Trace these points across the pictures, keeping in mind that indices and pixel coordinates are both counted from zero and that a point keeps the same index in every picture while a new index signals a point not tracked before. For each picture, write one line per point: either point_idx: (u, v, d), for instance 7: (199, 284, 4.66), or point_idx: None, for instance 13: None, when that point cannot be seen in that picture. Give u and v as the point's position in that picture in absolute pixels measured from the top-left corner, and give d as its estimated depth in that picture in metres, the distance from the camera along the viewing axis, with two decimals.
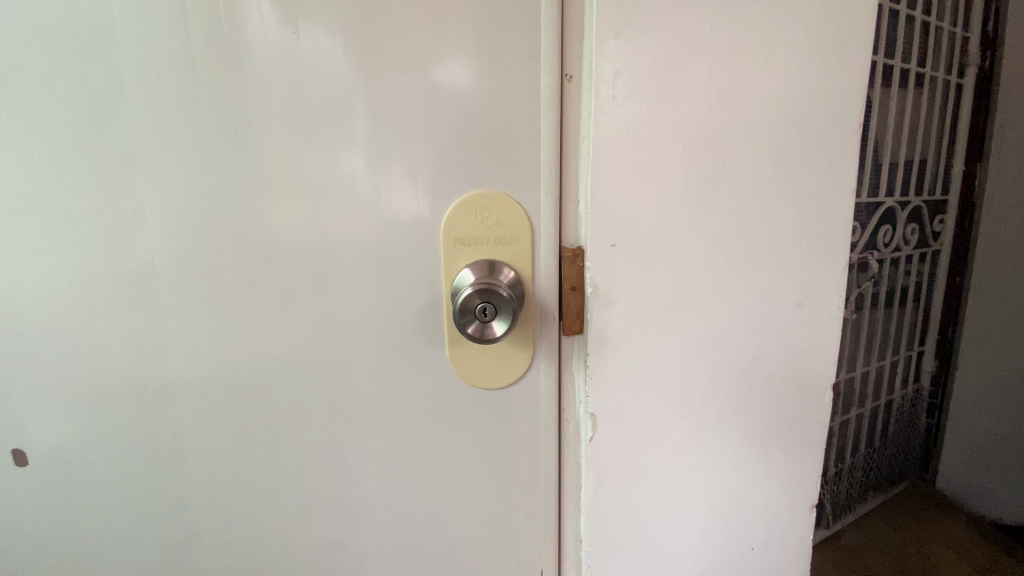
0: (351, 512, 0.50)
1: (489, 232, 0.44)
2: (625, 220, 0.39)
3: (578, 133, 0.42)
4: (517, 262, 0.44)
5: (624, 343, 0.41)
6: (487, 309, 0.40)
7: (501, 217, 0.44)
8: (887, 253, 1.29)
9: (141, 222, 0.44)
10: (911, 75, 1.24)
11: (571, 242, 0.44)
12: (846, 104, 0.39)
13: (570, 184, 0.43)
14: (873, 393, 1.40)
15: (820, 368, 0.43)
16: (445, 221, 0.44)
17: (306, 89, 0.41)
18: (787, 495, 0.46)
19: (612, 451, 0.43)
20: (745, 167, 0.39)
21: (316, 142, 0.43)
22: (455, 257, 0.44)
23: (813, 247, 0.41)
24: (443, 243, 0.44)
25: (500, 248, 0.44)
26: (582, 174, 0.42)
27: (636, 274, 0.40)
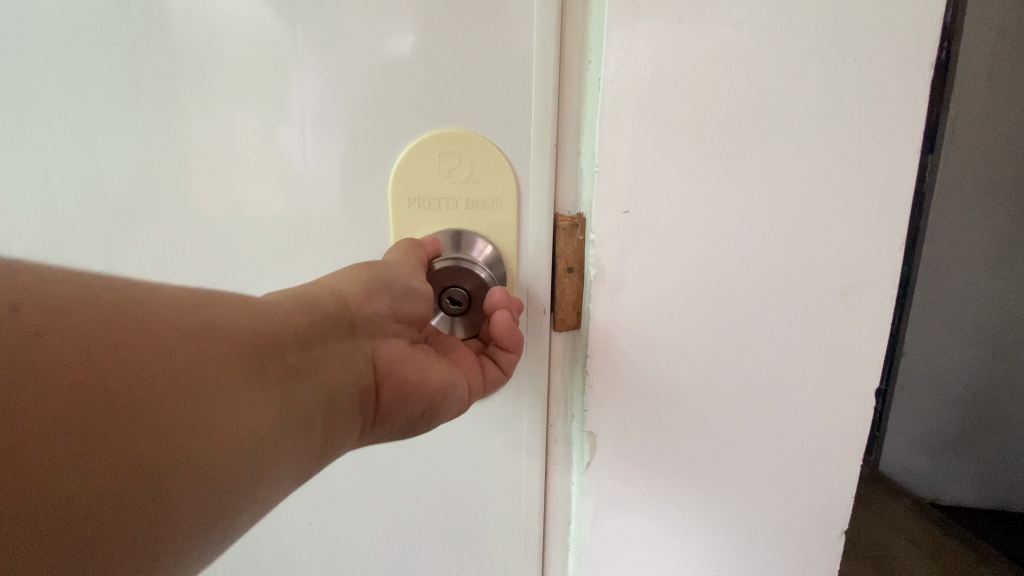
0: (283, 538, 0.41)
1: (460, 191, 0.34)
2: (642, 177, 0.31)
3: (582, 58, 0.32)
4: (494, 234, 0.35)
5: (636, 337, 0.33)
6: (461, 294, 0.34)
7: (474, 171, 0.34)
8: None
9: (40, 203, 0.37)
10: None
11: (567, 209, 0.35)
12: (919, 34, 0.29)
13: (568, 129, 0.33)
14: None
15: (865, 373, 0.34)
16: (398, 173, 0.34)
17: (245, 64, 0.33)
18: (813, 524, 0.38)
19: (613, 470, 0.36)
20: (794, 112, 0.30)
21: (257, 123, 0.34)
22: (413, 222, 0.35)
23: (866, 221, 0.32)
24: (394, 205, 0.35)
25: (472, 213, 0.34)
26: (587, 114, 0.32)
27: (651, 248, 0.31)
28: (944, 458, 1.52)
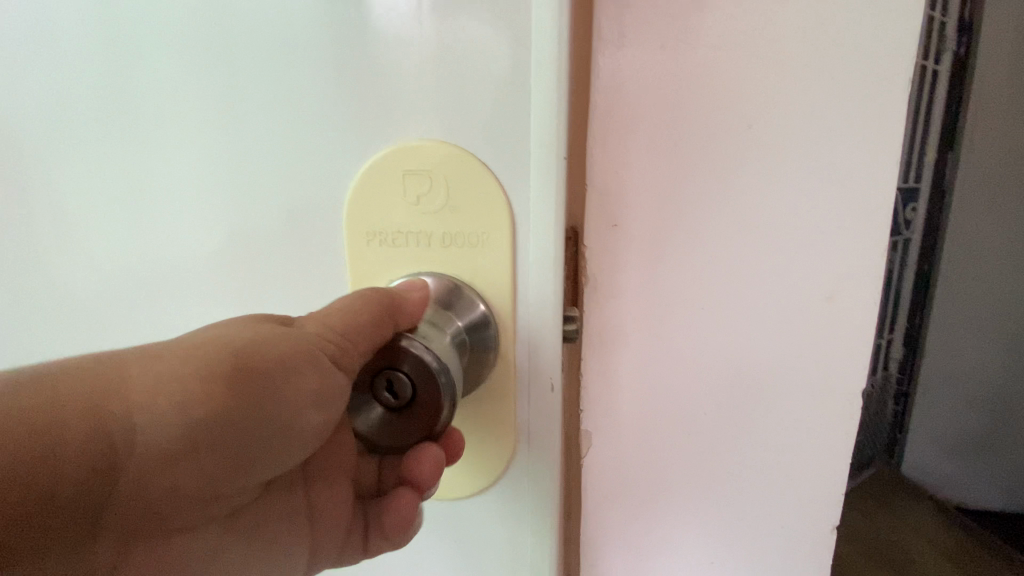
0: None
1: (436, 225, 0.29)
2: (630, 192, 0.33)
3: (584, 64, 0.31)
4: (480, 273, 0.29)
5: (627, 341, 0.35)
6: (403, 383, 0.25)
7: (452, 198, 0.28)
8: None
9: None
10: None
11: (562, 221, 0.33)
12: (899, 50, 0.31)
13: None
14: None
15: (849, 374, 0.36)
16: (356, 205, 0.29)
17: (226, 98, 0.29)
18: (801, 522, 0.39)
19: (608, 466, 0.38)
20: (773, 128, 0.32)
21: (231, 152, 0.30)
22: (376, 260, 0.30)
23: (848, 228, 0.34)
24: (359, 235, 0.29)
25: (449, 250, 0.29)
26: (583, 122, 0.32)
27: (639, 257, 0.34)
28: (967, 460, 1.49)
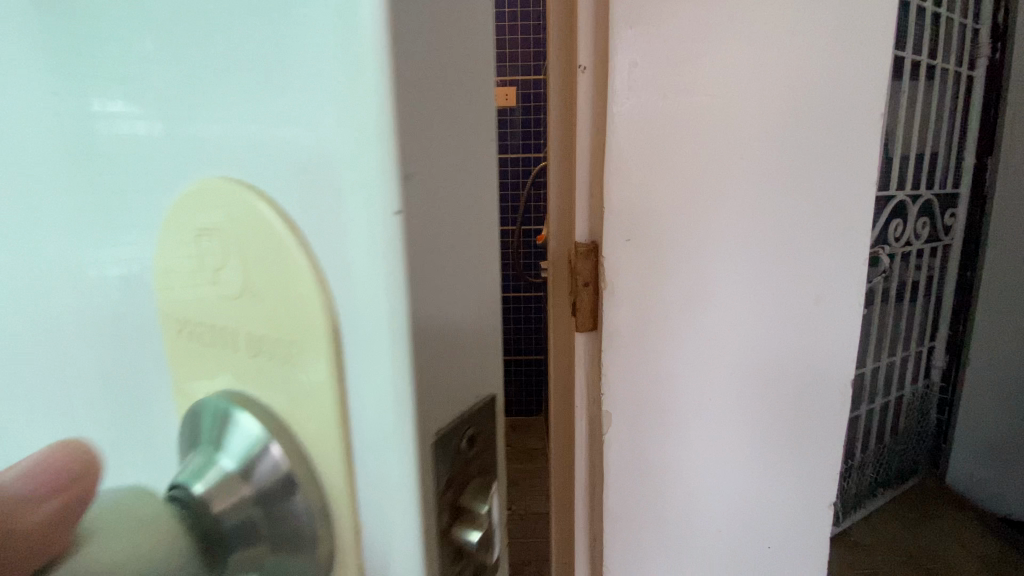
0: None
1: (236, 323, 0.18)
2: (639, 211, 0.38)
3: (591, 117, 0.40)
4: (300, 411, 0.17)
5: (640, 338, 0.41)
6: None
7: (252, 280, 0.17)
8: (915, 245, 1.20)
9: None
10: (935, 69, 1.14)
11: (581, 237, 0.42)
12: (862, 96, 0.38)
13: (581, 169, 0.41)
14: (897, 384, 1.32)
15: (835, 366, 0.42)
16: (161, 272, 0.19)
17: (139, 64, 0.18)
18: (799, 495, 0.45)
19: (626, 448, 0.43)
20: (761, 159, 0.38)
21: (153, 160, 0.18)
22: (194, 357, 0.20)
23: (837, 240, 0.40)
24: (172, 322, 0.20)
25: (259, 364, 0.17)
26: (597, 158, 0.40)
27: (647, 265, 0.39)
28: None
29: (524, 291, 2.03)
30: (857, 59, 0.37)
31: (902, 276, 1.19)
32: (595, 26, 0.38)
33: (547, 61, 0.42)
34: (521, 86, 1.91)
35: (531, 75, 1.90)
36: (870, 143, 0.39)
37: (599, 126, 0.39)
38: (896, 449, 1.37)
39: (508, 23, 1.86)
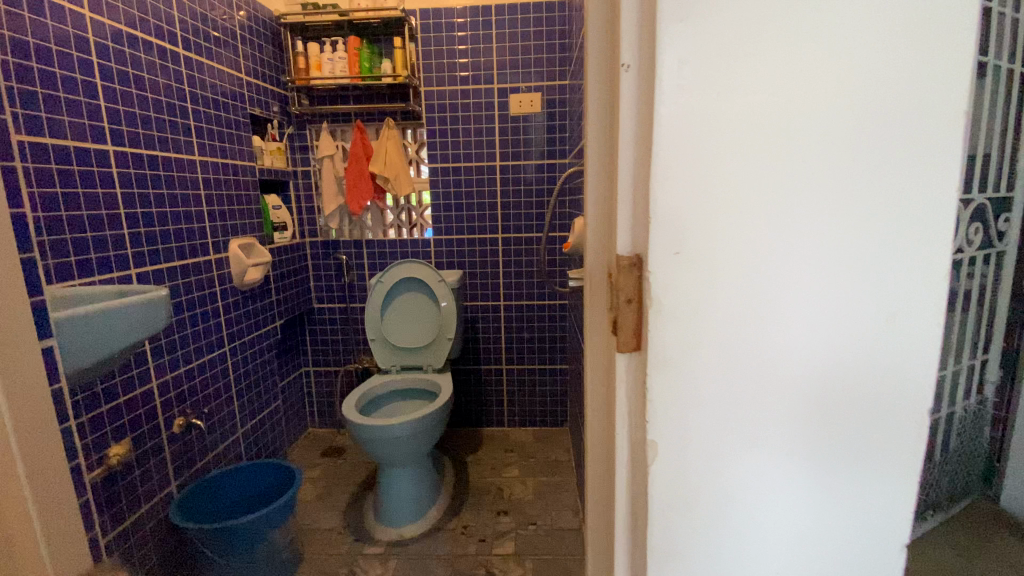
0: None
1: None
2: (691, 220, 0.35)
3: (635, 117, 0.36)
4: None
5: (690, 362, 0.36)
6: None
7: None
8: (969, 252, 1.12)
9: None
10: (986, 68, 1.07)
11: (624, 249, 0.38)
12: (938, 95, 0.34)
13: (624, 174, 0.37)
14: (948, 401, 1.23)
15: (904, 393, 0.38)
16: None
17: None
18: (864, 534, 0.40)
19: (673, 481, 0.39)
20: (824, 164, 0.34)
21: None
22: None
23: (909, 254, 0.36)
24: None
25: None
26: (641, 162, 0.36)
27: (698, 281, 0.35)
28: None
29: (548, 299, 1.99)
30: (930, 56, 0.34)
31: (954, 286, 1.11)
32: (641, 24, 0.35)
33: (585, 67, 0.40)
34: (546, 91, 1.88)
35: (555, 80, 1.87)
36: (945, 147, 0.35)
37: (646, 130, 0.35)
38: (948, 467, 1.27)
39: (533, 29, 1.84)
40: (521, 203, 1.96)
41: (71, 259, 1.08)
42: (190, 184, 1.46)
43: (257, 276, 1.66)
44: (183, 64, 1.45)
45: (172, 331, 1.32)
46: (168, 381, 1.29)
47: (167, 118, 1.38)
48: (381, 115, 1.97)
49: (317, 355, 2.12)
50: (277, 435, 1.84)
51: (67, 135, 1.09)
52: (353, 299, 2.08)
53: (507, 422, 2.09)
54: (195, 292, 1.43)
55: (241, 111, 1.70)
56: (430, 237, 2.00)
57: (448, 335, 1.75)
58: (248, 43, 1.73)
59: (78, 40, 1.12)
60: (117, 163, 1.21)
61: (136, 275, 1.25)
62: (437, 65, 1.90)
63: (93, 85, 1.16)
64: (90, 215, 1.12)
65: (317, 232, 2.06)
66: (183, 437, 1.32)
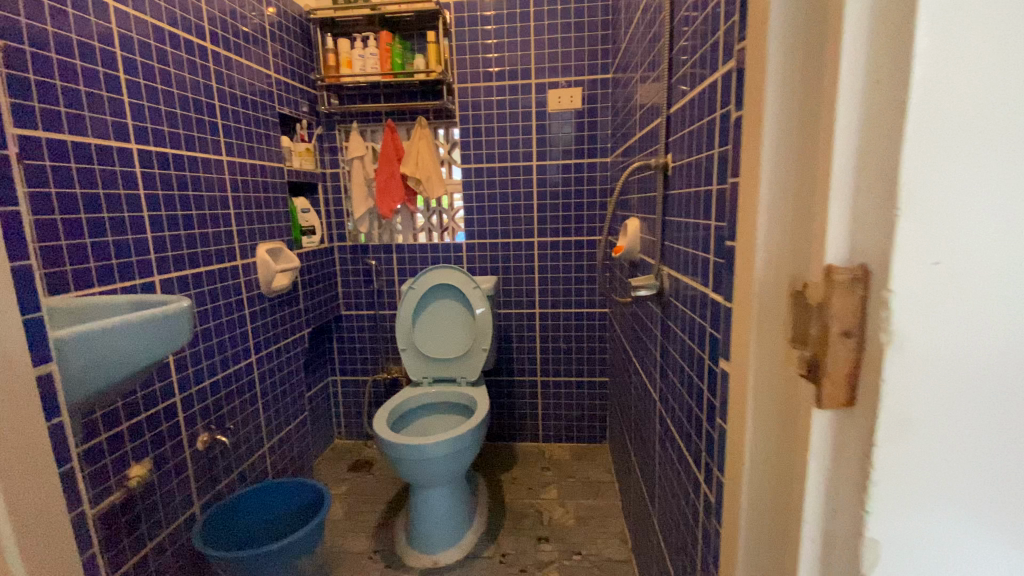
0: None
1: None
2: (956, 222, 0.24)
3: (864, 75, 0.25)
4: None
5: (945, 431, 0.25)
6: None
7: None
8: None
9: None
10: None
11: (838, 261, 0.27)
12: None
13: (840, 157, 0.27)
14: None
15: None
16: None
17: None
18: None
19: None
20: None
21: None
22: None
23: None
24: None
25: None
26: (871, 138, 0.25)
27: (964, 310, 0.24)
28: None
29: (587, 307, 1.87)
30: None
31: None
32: None
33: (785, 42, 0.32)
34: (587, 86, 1.76)
35: (598, 74, 1.75)
36: None
37: (881, 98, 0.25)
38: None
39: (574, 20, 1.73)
40: (560, 205, 1.84)
41: (91, 265, 0.99)
42: (217, 185, 1.38)
43: (284, 282, 1.57)
44: (211, 58, 1.37)
45: (196, 342, 1.24)
46: (192, 395, 1.21)
47: (194, 115, 1.31)
48: (412, 113, 1.87)
49: (345, 364, 2.03)
50: (304, 448, 1.75)
51: (89, 131, 1.01)
52: (381, 305, 1.99)
53: (543, 437, 1.97)
54: (221, 300, 1.35)
55: (270, 110, 1.62)
56: (463, 241, 1.90)
57: (483, 345, 1.64)
58: (277, 39, 1.65)
59: (100, 30, 1.05)
60: (140, 162, 1.13)
61: (159, 282, 1.17)
62: (472, 60, 1.80)
63: (116, 79, 1.08)
64: (111, 217, 1.04)
65: (346, 236, 1.98)
66: (207, 454, 1.24)
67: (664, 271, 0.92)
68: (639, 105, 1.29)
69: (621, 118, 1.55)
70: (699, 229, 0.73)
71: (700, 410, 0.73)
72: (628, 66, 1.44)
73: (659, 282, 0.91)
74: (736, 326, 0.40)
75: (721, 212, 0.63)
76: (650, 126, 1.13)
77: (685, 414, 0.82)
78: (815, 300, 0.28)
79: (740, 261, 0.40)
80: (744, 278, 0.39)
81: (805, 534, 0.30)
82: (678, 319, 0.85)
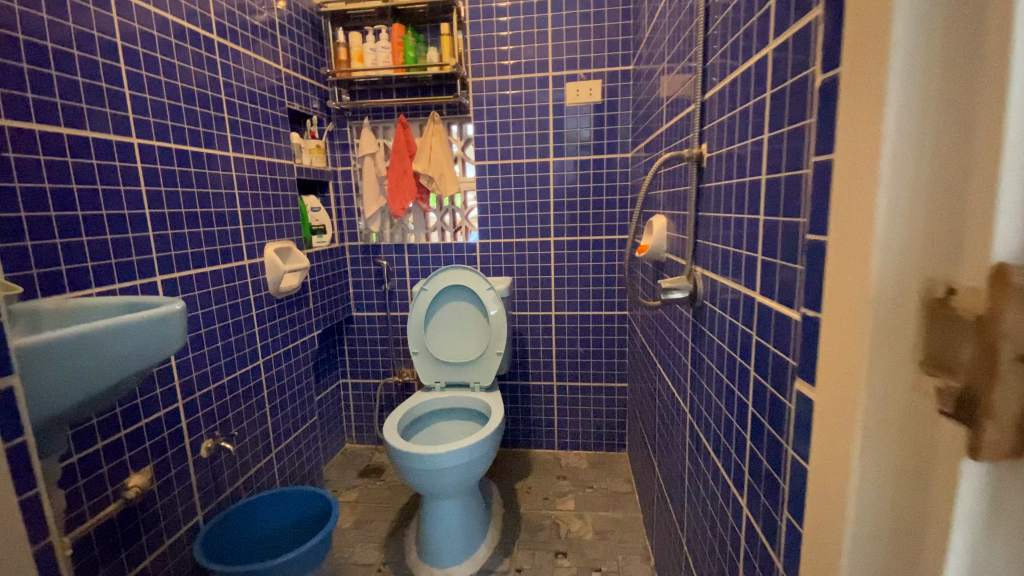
0: None
1: None
2: None
3: None
4: None
5: None
6: None
7: None
8: None
9: None
10: None
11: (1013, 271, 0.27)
12: None
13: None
14: None
15: None
16: None
17: None
18: None
19: None
20: None
21: None
22: None
23: None
24: None
25: None
26: None
27: None
28: None
29: (606, 309, 1.79)
30: None
31: None
32: None
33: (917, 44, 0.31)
34: (606, 78, 1.69)
35: (618, 66, 1.68)
36: None
37: None
38: None
39: (594, 9, 1.65)
40: (578, 203, 1.76)
41: (88, 265, 0.94)
42: (223, 182, 1.32)
43: (292, 282, 1.52)
44: (218, 51, 1.31)
45: (200, 345, 1.19)
46: (195, 400, 1.16)
47: (200, 110, 1.24)
48: (424, 109, 1.82)
49: (355, 366, 1.98)
50: (313, 454, 1.70)
51: (108, 129, 0.98)
52: (393, 307, 1.93)
53: (558, 445, 1.90)
54: (227, 301, 1.30)
55: (280, 105, 1.57)
56: (477, 241, 1.83)
57: (497, 349, 1.57)
58: (287, 33, 1.60)
59: (100, 19, 0.97)
60: (142, 158, 1.07)
61: (162, 283, 1.11)
62: (487, 53, 1.73)
63: (117, 70, 1.01)
64: (110, 216, 0.99)
65: (357, 236, 1.93)
66: (211, 461, 1.19)
67: (695, 271, 0.84)
68: (665, 97, 1.21)
69: (644, 111, 1.47)
70: (740, 224, 0.65)
71: (742, 426, 0.66)
72: (652, 56, 1.36)
73: (692, 284, 0.83)
74: (829, 335, 0.38)
75: (772, 204, 0.55)
76: (677, 118, 1.05)
77: (720, 428, 0.75)
78: (974, 314, 0.28)
79: (835, 254, 0.38)
80: (842, 274, 0.37)
81: (956, 541, 0.30)
82: (712, 324, 0.77)
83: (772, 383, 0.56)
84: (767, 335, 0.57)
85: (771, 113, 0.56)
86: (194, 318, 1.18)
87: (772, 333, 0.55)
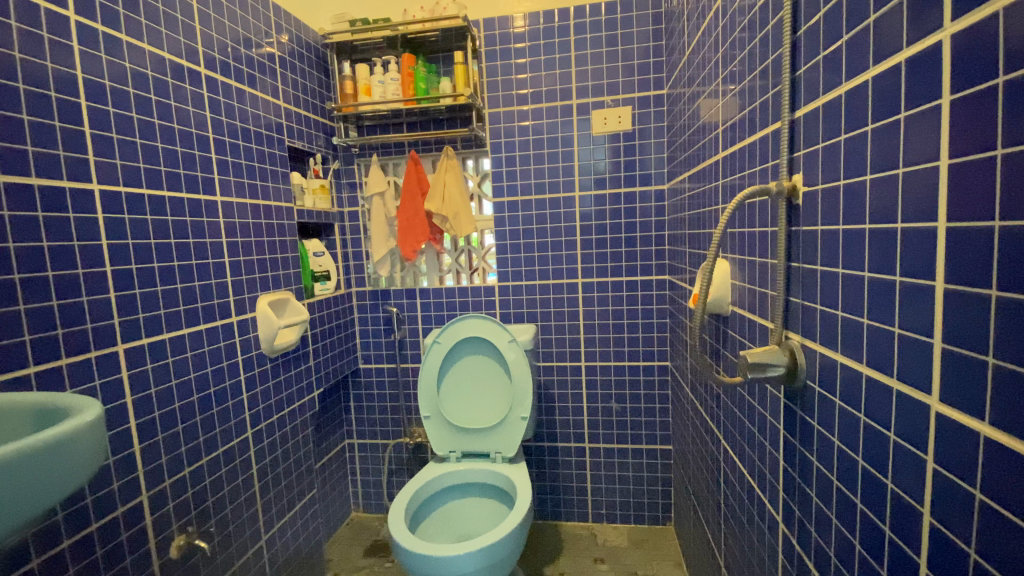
0: None
1: None
2: None
3: None
4: None
5: None
6: None
7: None
8: None
9: None
10: None
11: None
12: None
13: None
14: None
15: None
16: None
17: None
18: None
19: None
20: None
21: None
22: None
23: None
24: None
25: None
26: None
27: None
28: None
29: (644, 360, 1.58)
30: None
31: None
32: None
33: None
34: (636, 104, 1.53)
35: (651, 90, 1.52)
36: None
37: None
38: None
39: (622, 31, 1.51)
40: (608, 241, 1.58)
41: (25, 338, 0.75)
42: (210, 231, 1.16)
43: (290, 338, 1.35)
44: (205, 85, 1.16)
45: (172, 423, 1.01)
46: (165, 490, 0.97)
47: (182, 149, 1.09)
48: (438, 143, 1.67)
49: (363, 425, 1.79)
50: (311, 532, 1.49)
51: (61, 174, 0.82)
52: (403, 358, 1.75)
53: (593, 516, 1.66)
54: (211, 367, 1.12)
55: (280, 143, 1.43)
56: (496, 282, 1.66)
57: (521, 413, 1.36)
58: (289, 66, 1.47)
59: (54, 48, 0.82)
60: (104, 209, 0.89)
61: (124, 352, 0.92)
62: (505, 82, 1.59)
63: (76, 106, 0.85)
64: (65, 280, 0.82)
65: (365, 281, 1.77)
66: (184, 563, 1.00)
67: (790, 339, 0.64)
68: (715, 121, 1.03)
69: (685, 136, 1.30)
70: (886, 289, 0.45)
71: None
72: (694, 78, 1.20)
73: (789, 358, 0.63)
74: None
75: (978, 272, 0.35)
76: (739, 144, 0.86)
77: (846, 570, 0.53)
78: None
79: None
80: None
81: None
82: (825, 418, 0.56)
83: (996, 559, 0.34)
84: (977, 474, 0.36)
85: (956, 129, 0.36)
86: (167, 390, 1.00)
87: (992, 477, 0.34)
